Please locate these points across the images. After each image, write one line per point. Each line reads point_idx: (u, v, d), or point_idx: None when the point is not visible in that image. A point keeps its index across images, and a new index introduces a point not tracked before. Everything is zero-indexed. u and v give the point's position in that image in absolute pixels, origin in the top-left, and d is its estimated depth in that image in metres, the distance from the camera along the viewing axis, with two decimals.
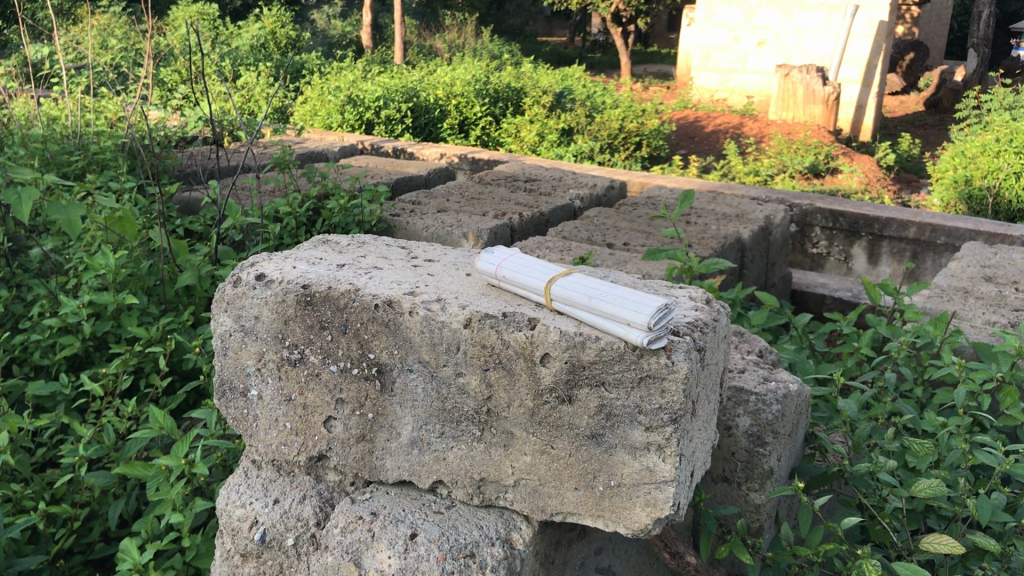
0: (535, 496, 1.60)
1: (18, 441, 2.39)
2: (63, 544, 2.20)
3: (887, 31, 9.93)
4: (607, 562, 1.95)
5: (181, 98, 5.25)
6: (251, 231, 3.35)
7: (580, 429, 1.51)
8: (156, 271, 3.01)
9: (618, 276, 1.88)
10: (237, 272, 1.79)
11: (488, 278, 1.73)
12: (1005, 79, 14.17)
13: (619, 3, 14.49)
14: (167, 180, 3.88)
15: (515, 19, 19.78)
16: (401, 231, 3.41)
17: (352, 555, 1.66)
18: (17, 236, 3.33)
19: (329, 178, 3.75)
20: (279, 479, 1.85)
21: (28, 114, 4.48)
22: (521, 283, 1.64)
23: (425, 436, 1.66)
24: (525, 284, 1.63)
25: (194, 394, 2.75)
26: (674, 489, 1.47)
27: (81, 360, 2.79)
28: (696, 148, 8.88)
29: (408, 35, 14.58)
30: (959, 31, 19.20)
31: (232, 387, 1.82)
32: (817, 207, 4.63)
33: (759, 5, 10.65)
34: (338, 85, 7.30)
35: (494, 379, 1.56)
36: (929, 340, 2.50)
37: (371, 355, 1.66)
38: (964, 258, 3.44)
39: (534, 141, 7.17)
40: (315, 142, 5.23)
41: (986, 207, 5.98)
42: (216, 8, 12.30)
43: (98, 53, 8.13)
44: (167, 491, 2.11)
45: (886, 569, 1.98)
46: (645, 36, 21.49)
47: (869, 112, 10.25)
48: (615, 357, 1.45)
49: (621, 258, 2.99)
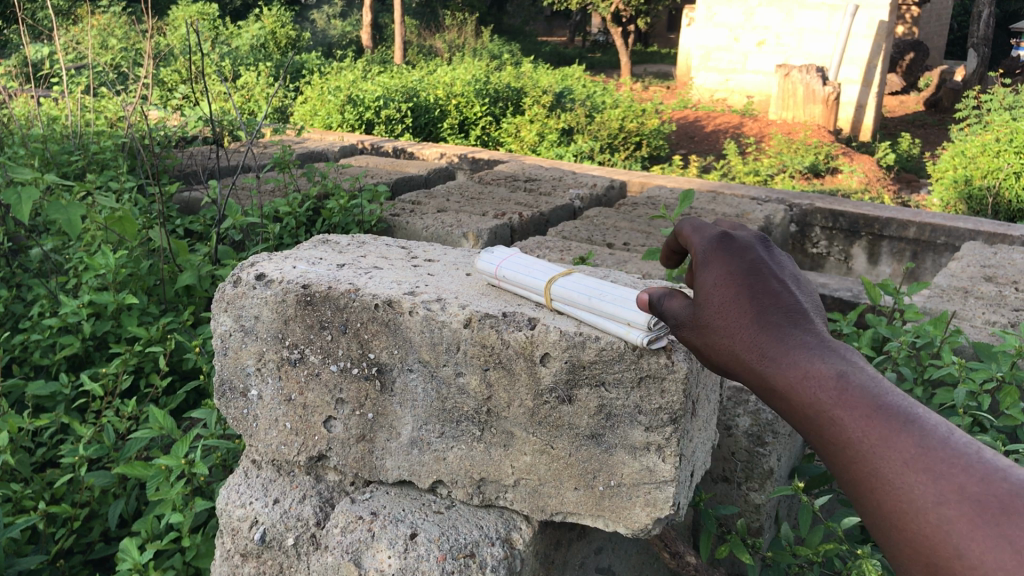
0: (536, 496, 1.60)
1: (18, 441, 2.39)
2: (63, 544, 2.20)
3: (887, 31, 9.92)
4: (607, 562, 1.95)
5: (180, 99, 5.26)
6: (250, 232, 3.35)
7: (580, 429, 1.51)
8: (156, 271, 3.01)
9: (618, 277, 1.88)
10: (236, 272, 1.79)
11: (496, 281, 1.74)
12: (1005, 79, 14.14)
13: (619, 3, 14.48)
14: (167, 180, 3.88)
15: (513, 19, 19.78)
16: (401, 231, 3.41)
17: (352, 555, 1.66)
18: (17, 236, 3.33)
19: (329, 178, 3.75)
20: (279, 479, 1.85)
21: (28, 114, 4.49)
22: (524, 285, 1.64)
23: (425, 436, 1.66)
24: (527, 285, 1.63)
25: (194, 394, 2.75)
26: (674, 489, 1.47)
27: (81, 360, 2.79)
28: (696, 148, 8.87)
29: (408, 35, 14.60)
30: (959, 31, 19.12)
31: (232, 387, 1.82)
32: (817, 207, 4.62)
33: (759, 5, 10.66)
34: (338, 85, 7.31)
35: (494, 379, 1.56)
36: (929, 340, 2.50)
37: (371, 355, 1.66)
38: (963, 258, 3.44)
39: (534, 140, 7.16)
40: (315, 142, 5.23)
41: (986, 207, 5.97)
42: (216, 7, 12.30)
43: (98, 53, 8.13)
44: (167, 491, 2.10)
45: (886, 568, 1.98)
46: (644, 36, 21.50)
47: (868, 112, 10.26)
48: (616, 356, 1.45)
49: (621, 258, 2.99)
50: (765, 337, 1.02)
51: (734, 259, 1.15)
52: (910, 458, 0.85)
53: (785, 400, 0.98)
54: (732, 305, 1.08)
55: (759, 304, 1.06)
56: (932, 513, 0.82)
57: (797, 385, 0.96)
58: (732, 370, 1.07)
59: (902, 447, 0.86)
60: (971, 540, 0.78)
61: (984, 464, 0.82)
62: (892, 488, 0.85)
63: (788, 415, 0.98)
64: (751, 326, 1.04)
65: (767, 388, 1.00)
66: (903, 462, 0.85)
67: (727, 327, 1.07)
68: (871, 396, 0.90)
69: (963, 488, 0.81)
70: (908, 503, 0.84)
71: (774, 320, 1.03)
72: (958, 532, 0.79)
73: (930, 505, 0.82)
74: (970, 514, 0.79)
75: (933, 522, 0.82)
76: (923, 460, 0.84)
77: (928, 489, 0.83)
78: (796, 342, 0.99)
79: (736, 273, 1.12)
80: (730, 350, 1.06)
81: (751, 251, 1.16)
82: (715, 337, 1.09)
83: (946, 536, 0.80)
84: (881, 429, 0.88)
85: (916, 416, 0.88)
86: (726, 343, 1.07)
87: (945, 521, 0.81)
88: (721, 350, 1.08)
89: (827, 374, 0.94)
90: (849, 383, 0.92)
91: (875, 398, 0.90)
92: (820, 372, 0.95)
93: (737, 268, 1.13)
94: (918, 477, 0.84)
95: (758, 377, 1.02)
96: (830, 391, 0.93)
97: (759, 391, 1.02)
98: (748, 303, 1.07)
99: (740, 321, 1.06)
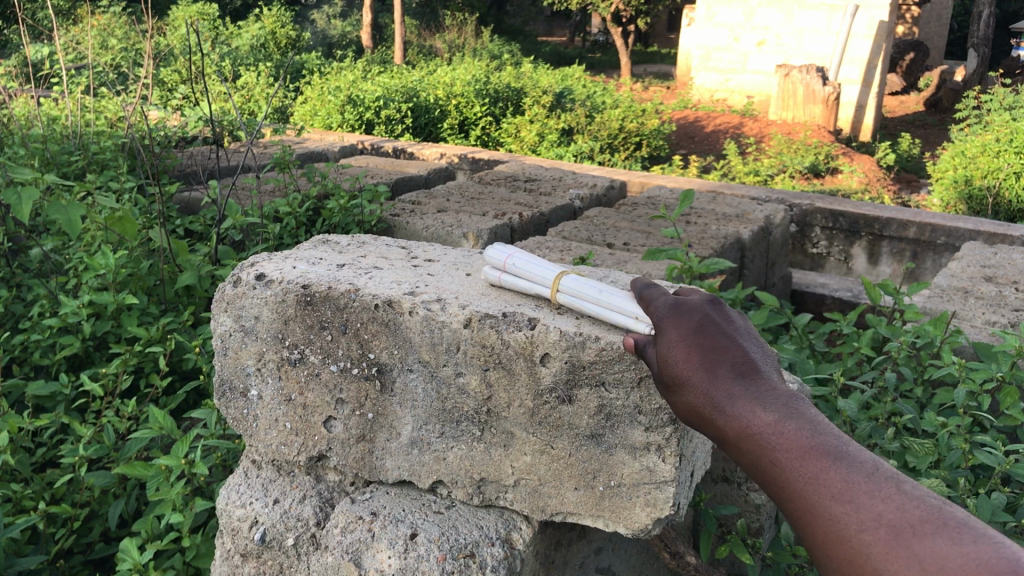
0: (536, 496, 1.60)
1: (18, 441, 2.39)
2: (63, 544, 2.20)
3: (887, 30, 9.92)
4: (607, 562, 1.95)
5: (180, 99, 5.26)
6: (251, 232, 3.35)
7: (580, 429, 1.51)
8: (156, 271, 3.01)
9: (618, 276, 1.88)
10: (236, 272, 1.79)
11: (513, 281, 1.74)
12: (1005, 79, 14.13)
13: (619, 3, 14.48)
14: (167, 180, 3.88)
15: (513, 19, 19.78)
16: (402, 231, 3.40)
17: (352, 555, 1.66)
18: (17, 236, 3.34)
19: (329, 178, 3.75)
20: (279, 479, 1.85)
21: (28, 114, 4.49)
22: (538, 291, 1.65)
23: (425, 436, 1.66)
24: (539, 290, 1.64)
25: (194, 394, 2.75)
26: (674, 489, 1.47)
27: (81, 360, 2.79)
28: (696, 149, 8.87)
29: (408, 35, 14.60)
30: (959, 31, 19.11)
31: (232, 387, 1.82)
32: (817, 207, 4.63)
33: (759, 5, 10.66)
34: (338, 85, 7.32)
35: (494, 379, 1.56)
36: (929, 340, 2.50)
37: (371, 354, 1.66)
38: (964, 258, 3.44)
39: (534, 141, 7.15)
40: (315, 142, 5.24)
41: (986, 207, 5.97)
42: (216, 8, 12.30)
43: (98, 53, 8.13)
44: (167, 491, 2.10)
45: None
46: (644, 36, 21.50)
47: (868, 112, 10.26)
48: (616, 357, 1.45)
49: (621, 258, 2.99)
50: (717, 389, 1.16)
51: (686, 321, 1.27)
52: (838, 492, 0.99)
53: (735, 446, 1.12)
54: (689, 361, 1.21)
55: (715, 360, 1.19)
56: (854, 536, 0.96)
57: (746, 435, 1.10)
58: (693, 420, 1.21)
59: (832, 484, 1.00)
60: (884, 560, 0.92)
61: (896, 498, 0.96)
62: (823, 518, 0.99)
63: (740, 459, 1.12)
64: (703, 377, 1.18)
65: (722, 435, 1.14)
66: (831, 496, 0.99)
67: (685, 382, 1.21)
68: (806, 442, 1.05)
69: (879, 517, 0.95)
70: (835, 528, 0.98)
71: (726, 375, 1.17)
72: (875, 552, 0.93)
73: (853, 530, 0.96)
74: (885, 535, 0.93)
75: (857, 544, 0.95)
76: (848, 493, 0.98)
77: (850, 518, 0.97)
78: (742, 393, 1.14)
79: (688, 335, 1.24)
80: (688, 403, 1.20)
81: (703, 313, 1.27)
82: (679, 392, 1.22)
83: (864, 557, 0.94)
84: (815, 468, 1.02)
85: (840, 461, 1.02)
86: (687, 396, 1.20)
87: (865, 542, 0.94)
88: (684, 402, 1.21)
89: (770, 425, 1.08)
90: (788, 431, 1.07)
91: (810, 444, 1.05)
92: (763, 425, 1.09)
93: (687, 330, 1.25)
94: (843, 508, 0.98)
95: (714, 427, 1.16)
96: (772, 439, 1.07)
97: (716, 438, 1.17)
98: (701, 359, 1.20)
99: (696, 377, 1.19)
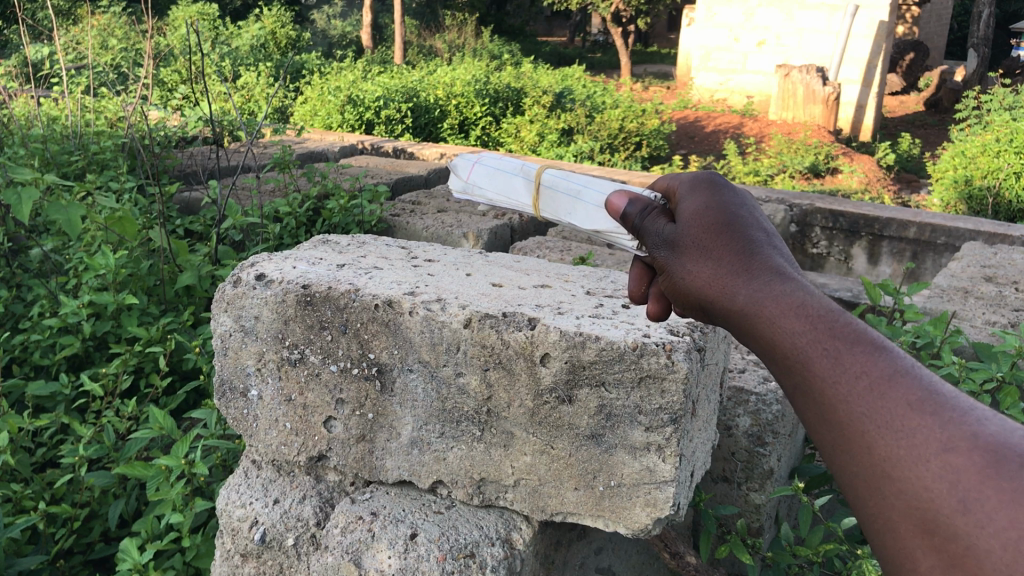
0: (536, 496, 1.60)
1: (18, 441, 2.39)
2: (63, 544, 2.20)
3: (887, 30, 9.91)
4: (607, 562, 1.96)
5: (181, 99, 5.28)
6: (250, 232, 3.36)
7: (580, 429, 1.51)
8: (156, 271, 3.02)
9: (621, 278, 1.89)
10: (237, 272, 1.79)
11: (462, 199, 1.62)
12: (1005, 79, 14.09)
13: (619, 3, 14.49)
14: (166, 180, 3.89)
15: (514, 19, 19.71)
16: (401, 231, 3.43)
17: (352, 555, 1.66)
18: (17, 236, 3.34)
19: (329, 178, 3.76)
20: (279, 479, 1.86)
21: (29, 114, 4.49)
22: (502, 185, 1.53)
23: (425, 436, 1.66)
24: (507, 180, 1.52)
25: (194, 394, 2.76)
26: (674, 489, 1.47)
27: (81, 361, 2.79)
28: (696, 148, 8.86)
29: (409, 35, 14.65)
30: (959, 31, 19.09)
31: (232, 387, 1.81)
32: (817, 207, 4.62)
33: (759, 5, 10.68)
34: (338, 85, 7.34)
35: (494, 379, 1.56)
36: (929, 341, 2.46)
37: (371, 355, 1.66)
38: (964, 258, 3.44)
39: (534, 141, 7.13)
40: (314, 142, 5.25)
41: (986, 207, 5.96)
42: (216, 8, 12.31)
43: (98, 53, 8.15)
44: (167, 491, 2.10)
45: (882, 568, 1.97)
46: (644, 36, 21.55)
47: (868, 112, 10.26)
48: (615, 357, 1.46)
49: (620, 259, 3.01)
50: (755, 265, 0.85)
51: (722, 193, 0.98)
52: (916, 401, 0.69)
53: (756, 330, 0.81)
54: (721, 228, 0.92)
55: (754, 234, 0.90)
56: (936, 461, 0.67)
57: (776, 315, 0.79)
58: (698, 303, 0.90)
59: (908, 389, 0.70)
60: (979, 497, 0.64)
61: (996, 421, 0.67)
62: (888, 434, 0.70)
63: (758, 350, 0.81)
64: (737, 251, 0.87)
65: (739, 317, 0.83)
66: (905, 406, 0.69)
67: (709, 255, 0.90)
68: (870, 334, 0.74)
69: (973, 437, 0.66)
70: (907, 451, 0.68)
71: (763, 249, 0.87)
72: (964, 488, 0.65)
73: (934, 452, 0.67)
74: (981, 464, 0.65)
75: (935, 472, 0.66)
76: (928, 405, 0.69)
77: (927, 436, 0.68)
78: (788, 270, 0.83)
79: (722, 207, 0.95)
80: (703, 280, 0.89)
81: (744, 191, 0.99)
82: (694, 266, 0.91)
83: (947, 490, 0.66)
84: (882, 370, 0.72)
85: (918, 366, 0.72)
86: (705, 269, 0.90)
87: (952, 472, 0.66)
88: (697, 280, 0.90)
89: (819, 306, 0.77)
90: (844, 318, 0.76)
91: (874, 338, 0.74)
92: (807, 304, 0.78)
93: (724, 203, 0.96)
94: (915, 421, 0.68)
95: (730, 307, 0.84)
96: (817, 320, 0.76)
97: (726, 323, 0.85)
98: (735, 236, 0.90)
99: (726, 248, 0.89)
